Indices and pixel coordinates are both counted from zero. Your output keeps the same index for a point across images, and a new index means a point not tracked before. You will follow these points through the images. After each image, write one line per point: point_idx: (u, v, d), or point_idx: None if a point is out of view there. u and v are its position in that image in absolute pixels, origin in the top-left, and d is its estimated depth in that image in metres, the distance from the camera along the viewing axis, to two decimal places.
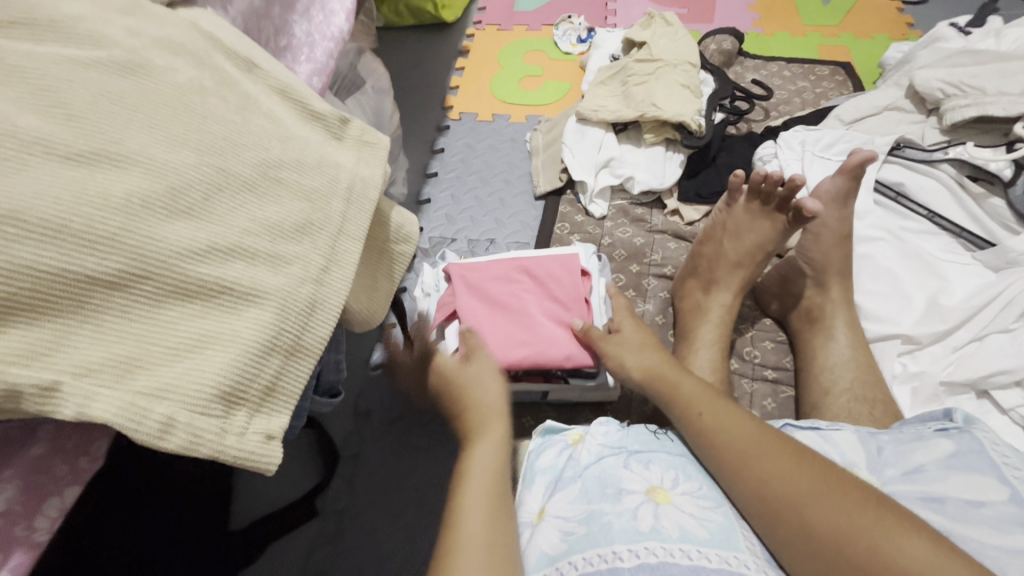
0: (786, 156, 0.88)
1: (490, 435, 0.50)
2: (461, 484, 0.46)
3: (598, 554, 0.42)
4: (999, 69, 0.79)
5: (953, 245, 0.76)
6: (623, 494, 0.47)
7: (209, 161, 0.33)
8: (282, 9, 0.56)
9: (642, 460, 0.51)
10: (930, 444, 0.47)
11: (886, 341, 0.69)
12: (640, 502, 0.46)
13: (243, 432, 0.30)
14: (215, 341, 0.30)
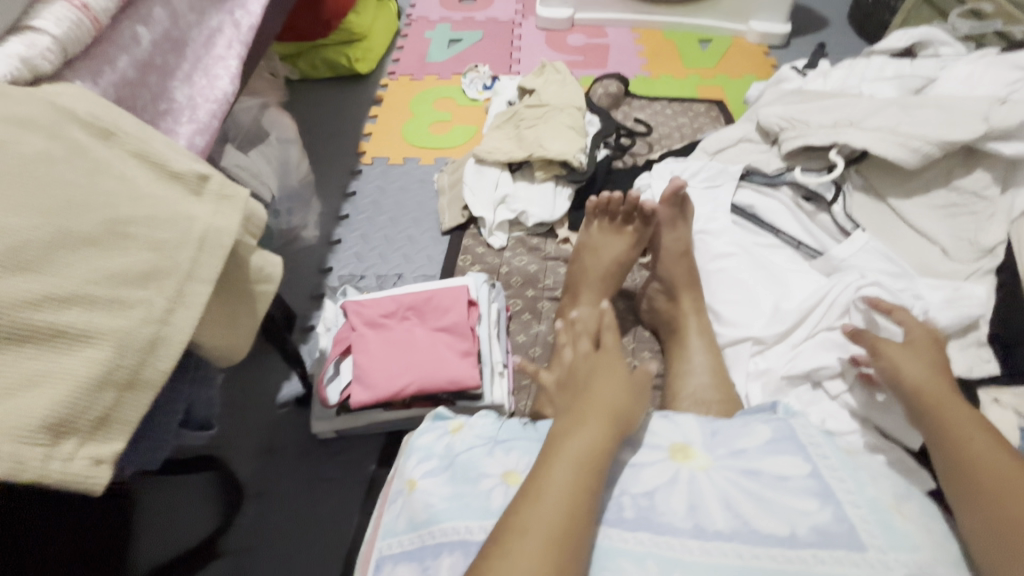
0: (658, 185, 0.97)
1: (591, 425, 0.46)
2: (553, 467, 0.43)
3: (452, 526, 0.45)
4: (821, 104, 0.92)
5: (795, 257, 0.85)
6: (482, 476, 0.49)
7: (52, 221, 0.37)
8: (161, 77, 0.61)
9: (506, 447, 0.51)
10: (754, 431, 0.49)
11: (738, 345, 0.78)
12: (495, 485, 0.48)
13: (71, 458, 0.34)
14: (46, 378, 0.33)
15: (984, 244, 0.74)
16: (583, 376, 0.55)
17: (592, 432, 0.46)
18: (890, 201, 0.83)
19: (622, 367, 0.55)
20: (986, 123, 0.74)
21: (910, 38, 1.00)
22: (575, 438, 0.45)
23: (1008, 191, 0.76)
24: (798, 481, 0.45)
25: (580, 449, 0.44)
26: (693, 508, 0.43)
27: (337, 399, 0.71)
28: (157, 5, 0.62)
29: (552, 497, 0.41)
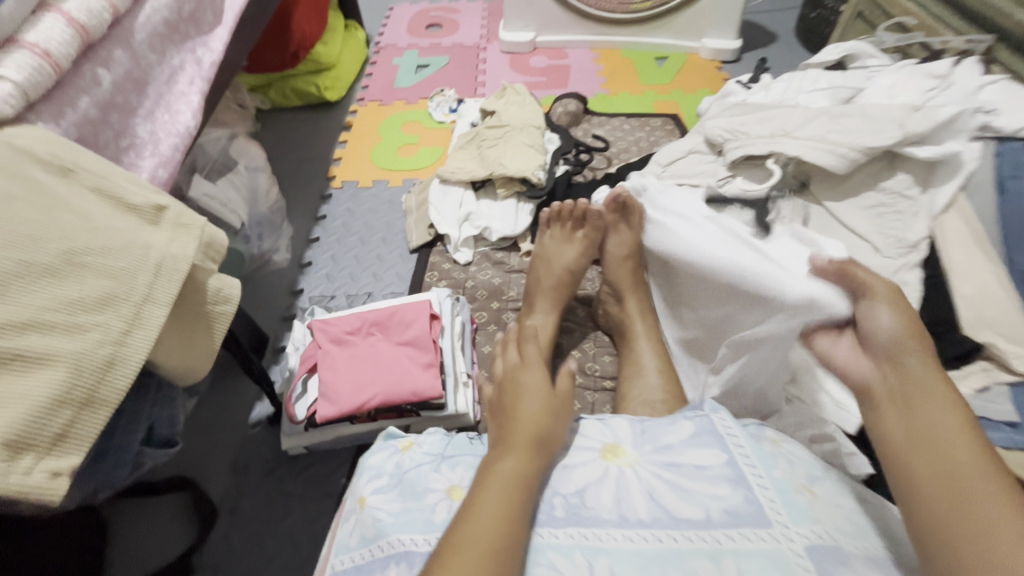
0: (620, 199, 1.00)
1: (515, 451, 0.50)
2: (481, 491, 0.47)
3: (399, 539, 0.52)
4: (759, 117, 0.98)
5: None
6: (427, 492, 0.56)
7: (11, 255, 0.40)
8: (124, 115, 0.65)
9: (450, 463, 0.59)
10: (678, 427, 0.53)
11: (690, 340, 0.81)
12: (439, 499, 0.55)
13: (30, 471, 0.36)
14: (7, 399, 0.36)
15: (909, 241, 0.80)
16: (506, 395, 0.59)
17: (519, 443, 0.51)
18: (825, 205, 0.88)
19: (546, 381, 0.60)
20: (901, 130, 0.80)
21: (840, 52, 1.07)
22: (507, 449, 0.51)
23: (928, 191, 0.82)
24: (720, 471, 0.48)
25: (506, 460, 0.49)
26: (617, 501, 0.47)
27: (304, 415, 0.73)
28: (119, 48, 0.66)
29: (486, 504, 0.45)
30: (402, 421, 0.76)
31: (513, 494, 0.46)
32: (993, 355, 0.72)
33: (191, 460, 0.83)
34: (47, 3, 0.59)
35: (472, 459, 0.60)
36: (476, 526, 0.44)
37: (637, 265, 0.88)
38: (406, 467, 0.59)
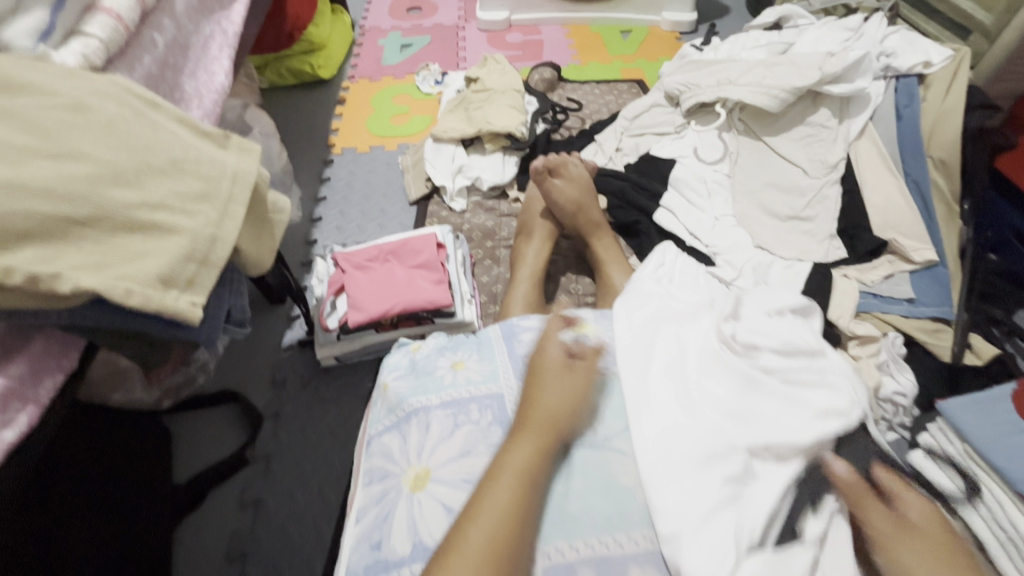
0: (598, 156, 1.17)
1: (524, 441, 0.52)
2: (491, 482, 0.49)
3: (419, 399, 0.65)
4: (709, 70, 1.13)
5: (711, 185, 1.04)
6: (436, 369, 0.69)
7: (137, 157, 0.53)
8: (174, 73, 0.77)
9: (453, 349, 0.72)
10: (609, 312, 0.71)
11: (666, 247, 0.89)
12: (447, 371, 0.68)
13: (177, 302, 0.49)
14: (153, 253, 0.49)
15: (830, 163, 0.96)
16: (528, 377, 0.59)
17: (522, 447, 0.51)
18: (765, 140, 1.04)
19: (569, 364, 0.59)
20: (819, 71, 0.96)
21: (776, 14, 1.23)
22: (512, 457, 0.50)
23: (844, 123, 0.99)
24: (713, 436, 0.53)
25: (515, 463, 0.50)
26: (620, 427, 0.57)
27: (336, 324, 0.87)
28: (165, 17, 0.78)
29: (493, 505, 0.47)
30: (419, 329, 0.90)
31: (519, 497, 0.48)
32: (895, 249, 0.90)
33: (233, 380, 0.94)
34: None
35: (471, 346, 0.72)
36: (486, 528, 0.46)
37: (584, 213, 1.00)
38: (417, 358, 0.72)
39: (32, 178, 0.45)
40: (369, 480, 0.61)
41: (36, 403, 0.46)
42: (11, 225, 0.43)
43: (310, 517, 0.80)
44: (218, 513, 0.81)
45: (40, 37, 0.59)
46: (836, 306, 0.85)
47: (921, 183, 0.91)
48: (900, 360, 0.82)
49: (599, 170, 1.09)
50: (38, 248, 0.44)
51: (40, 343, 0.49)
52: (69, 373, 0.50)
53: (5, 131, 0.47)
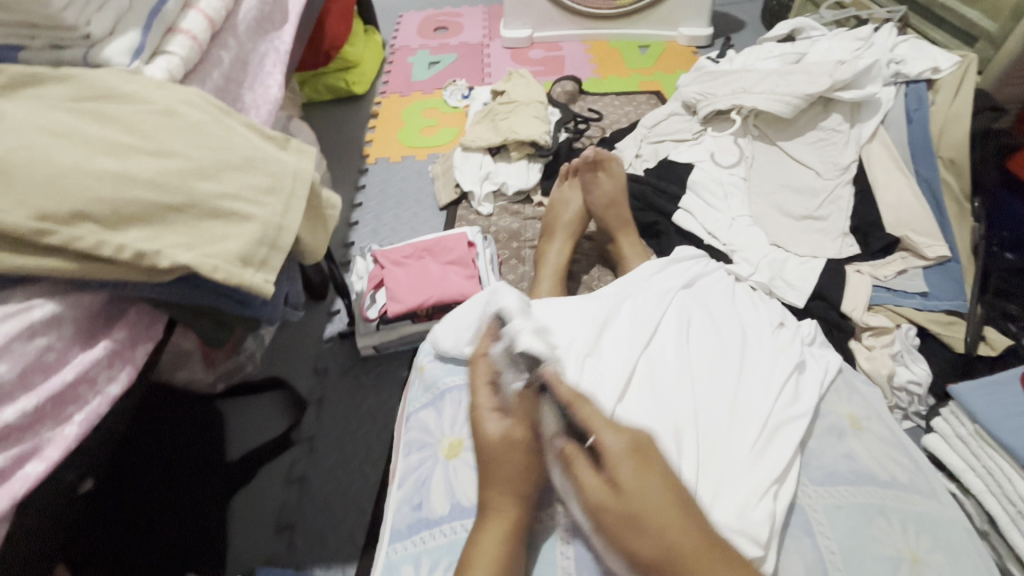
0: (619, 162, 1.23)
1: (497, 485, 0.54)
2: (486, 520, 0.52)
3: (452, 378, 0.71)
4: (724, 80, 1.19)
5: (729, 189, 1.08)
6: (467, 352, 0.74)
7: (218, 155, 0.60)
8: (236, 86, 0.86)
9: None
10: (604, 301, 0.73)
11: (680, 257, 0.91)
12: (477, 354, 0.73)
13: (253, 278, 0.56)
14: (232, 236, 0.56)
15: (843, 164, 1.01)
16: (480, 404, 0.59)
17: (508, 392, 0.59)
18: (779, 144, 1.09)
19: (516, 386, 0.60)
20: (830, 78, 1.01)
21: (789, 27, 1.28)
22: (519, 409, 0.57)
23: (856, 127, 1.04)
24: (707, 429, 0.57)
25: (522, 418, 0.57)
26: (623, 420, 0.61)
27: (376, 315, 0.94)
28: (230, 37, 0.87)
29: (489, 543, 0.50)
30: None
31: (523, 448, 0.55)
32: (907, 246, 0.94)
33: (278, 368, 1.00)
34: (187, 2, 0.80)
35: None
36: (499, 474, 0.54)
37: (618, 210, 1.06)
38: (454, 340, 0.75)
39: (138, 171, 0.53)
40: (407, 450, 0.66)
41: (132, 364, 0.53)
42: (121, 209, 0.50)
43: (352, 493, 0.85)
44: (264, 490, 0.85)
45: (133, 56, 0.67)
46: (849, 299, 0.89)
47: (932, 183, 0.95)
48: (913, 351, 0.85)
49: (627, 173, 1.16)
50: (142, 229, 0.51)
51: (136, 312, 0.56)
52: (154, 341, 0.57)
53: (113, 133, 0.55)
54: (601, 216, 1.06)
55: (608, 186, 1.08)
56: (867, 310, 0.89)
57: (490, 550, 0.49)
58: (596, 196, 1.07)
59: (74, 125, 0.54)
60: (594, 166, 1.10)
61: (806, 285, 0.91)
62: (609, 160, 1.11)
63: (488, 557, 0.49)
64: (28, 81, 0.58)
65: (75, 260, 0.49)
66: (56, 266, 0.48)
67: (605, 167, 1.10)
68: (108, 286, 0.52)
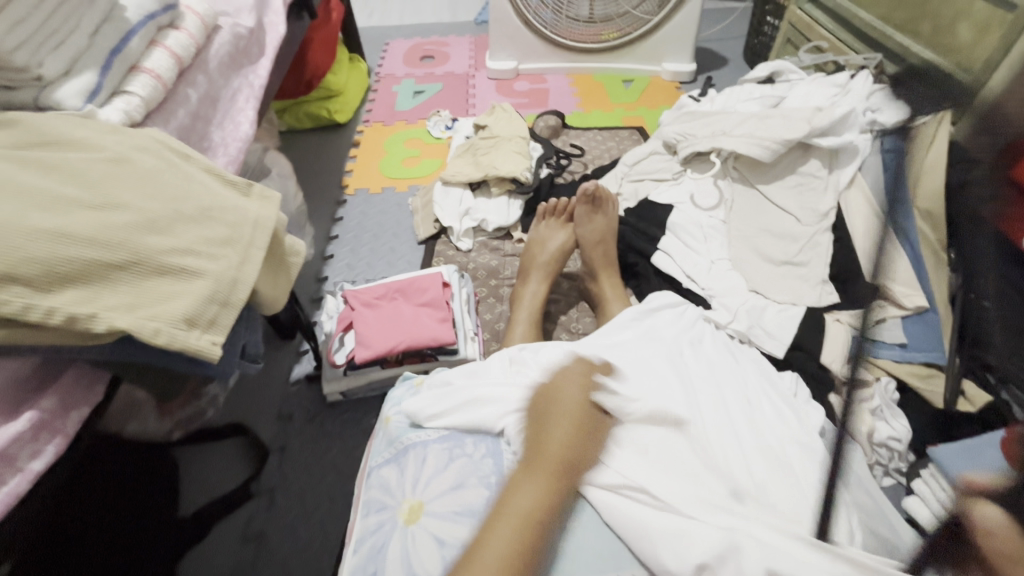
0: None
1: (530, 480, 0.54)
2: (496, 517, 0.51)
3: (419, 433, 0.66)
4: (704, 121, 1.20)
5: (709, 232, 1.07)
6: None
7: (170, 206, 0.57)
8: (204, 124, 0.83)
9: None
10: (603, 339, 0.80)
11: (659, 294, 0.89)
12: None
13: (200, 340, 0.53)
14: (180, 295, 0.53)
15: (821, 211, 1.01)
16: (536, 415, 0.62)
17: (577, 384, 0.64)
18: (758, 187, 1.09)
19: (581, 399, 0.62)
20: (809, 125, 1.01)
21: (768, 69, 1.30)
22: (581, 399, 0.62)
23: (834, 173, 1.04)
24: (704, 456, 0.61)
25: (583, 411, 0.61)
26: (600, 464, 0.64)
27: (344, 359, 0.91)
28: (199, 74, 0.85)
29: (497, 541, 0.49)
30: (423, 366, 0.93)
31: (578, 432, 0.59)
32: (886, 295, 0.93)
33: (242, 414, 0.96)
34: (153, 40, 0.78)
35: None
36: (552, 445, 0.57)
37: (607, 249, 1.06)
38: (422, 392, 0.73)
39: (77, 227, 0.50)
40: (366, 511, 0.60)
41: (64, 434, 0.49)
42: (55, 270, 0.47)
43: (310, 552, 0.81)
44: (217, 547, 0.81)
45: (87, 98, 0.64)
46: (828, 350, 0.88)
47: (908, 233, 0.94)
48: (893, 405, 0.84)
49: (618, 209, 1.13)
50: (76, 291, 0.48)
51: (72, 374, 0.52)
52: (95, 404, 0.54)
53: (54, 184, 0.52)
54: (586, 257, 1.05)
55: (601, 225, 1.08)
56: (846, 362, 0.87)
57: (525, 503, 0.52)
58: (586, 238, 1.06)
59: (12, 176, 0.51)
60: (592, 207, 1.09)
61: (785, 334, 0.90)
62: (603, 200, 1.10)
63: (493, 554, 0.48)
64: None
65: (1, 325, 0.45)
66: None
67: (599, 208, 1.09)
68: (40, 349, 0.49)
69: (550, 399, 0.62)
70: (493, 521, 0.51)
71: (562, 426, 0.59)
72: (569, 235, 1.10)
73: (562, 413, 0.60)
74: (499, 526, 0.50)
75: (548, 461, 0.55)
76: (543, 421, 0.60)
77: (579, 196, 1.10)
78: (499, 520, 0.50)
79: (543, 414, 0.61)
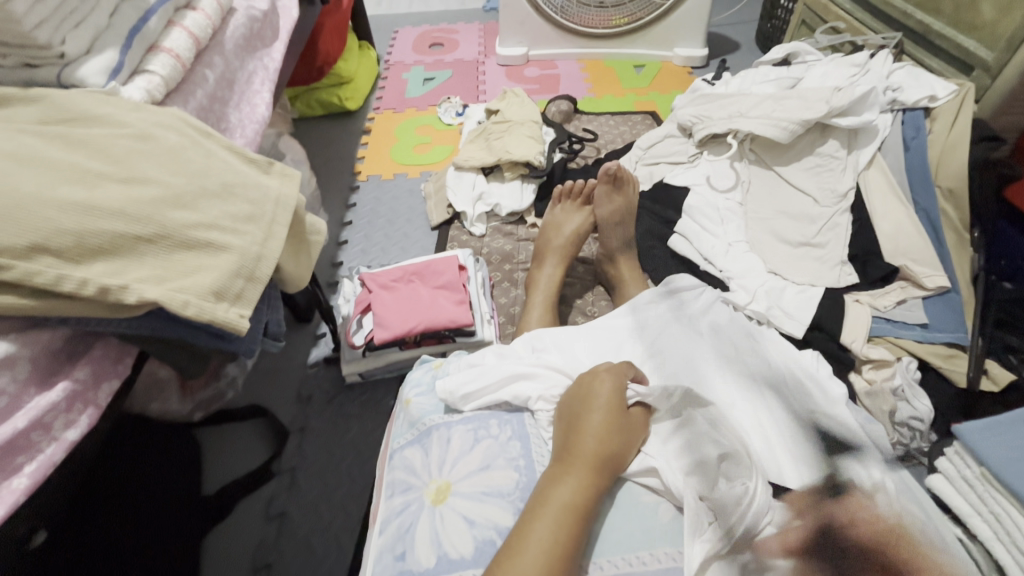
0: None
1: (574, 473, 0.53)
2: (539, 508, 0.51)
3: (441, 416, 0.66)
4: (720, 103, 1.18)
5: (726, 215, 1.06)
6: None
7: (194, 182, 0.58)
8: (222, 105, 0.83)
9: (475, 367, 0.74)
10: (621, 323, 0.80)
11: (677, 276, 0.88)
12: None
13: (227, 313, 0.53)
14: (207, 269, 0.53)
15: (841, 191, 0.99)
16: (571, 400, 0.61)
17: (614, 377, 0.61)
18: (776, 169, 1.08)
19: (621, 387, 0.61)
20: (828, 104, 1.00)
21: (785, 50, 1.28)
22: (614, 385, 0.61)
23: (853, 154, 1.03)
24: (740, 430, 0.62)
25: (620, 401, 0.59)
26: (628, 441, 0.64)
27: (362, 341, 0.91)
28: (215, 55, 0.85)
29: (539, 532, 0.49)
30: (440, 348, 0.93)
31: (613, 422, 0.57)
32: (906, 275, 0.92)
33: (261, 398, 0.97)
34: (171, 21, 0.78)
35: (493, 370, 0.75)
36: (591, 434, 0.56)
37: (626, 230, 1.05)
38: (442, 373, 0.73)
39: (105, 200, 0.50)
40: (391, 492, 0.61)
41: (95, 405, 0.50)
42: (86, 241, 0.47)
43: (333, 530, 0.81)
44: (242, 525, 0.82)
45: (109, 76, 0.65)
46: (849, 329, 0.87)
47: (930, 213, 0.93)
48: (915, 386, 0.81)
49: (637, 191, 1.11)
50: (107, 263, 0.48)
51: (102, 348, 0.52)
52: (124, 377, 0.54)
53: (81, 159, 0.52)
54: (603, 240, 1.05)
55: (619, 207, 1.07)
56: (867, 342, 0.87)
57: (565, 496, 0.52)
58: (604, 219, 1.05)
59: (41, 151, 0.51)
60: (610, 187, 1.08)
61: (805, 315, 0.89)
62: (622, 181, 1.08)
63: (539, 547, 0.48)
64: None
65: (34, 296, 0.46)
66: (11, 302, 0.45)
67: (617, 189, 1.08)
68: (71, 322, 0.49)
69: (581, 391, 0.61)
70: (533, 515, 0.51)
71: (600, 413, 0.57)
72: (588, 217, 1.09)
73: (601, 405, 0.58)
74: (542, 518, 0.50)
75: (586, 460, 0.54)
76: (582, 408, 0.59)
77: (598, 177, 1.08)
78: (540, 512, 0.51)
79: (577, 405, 0.59)
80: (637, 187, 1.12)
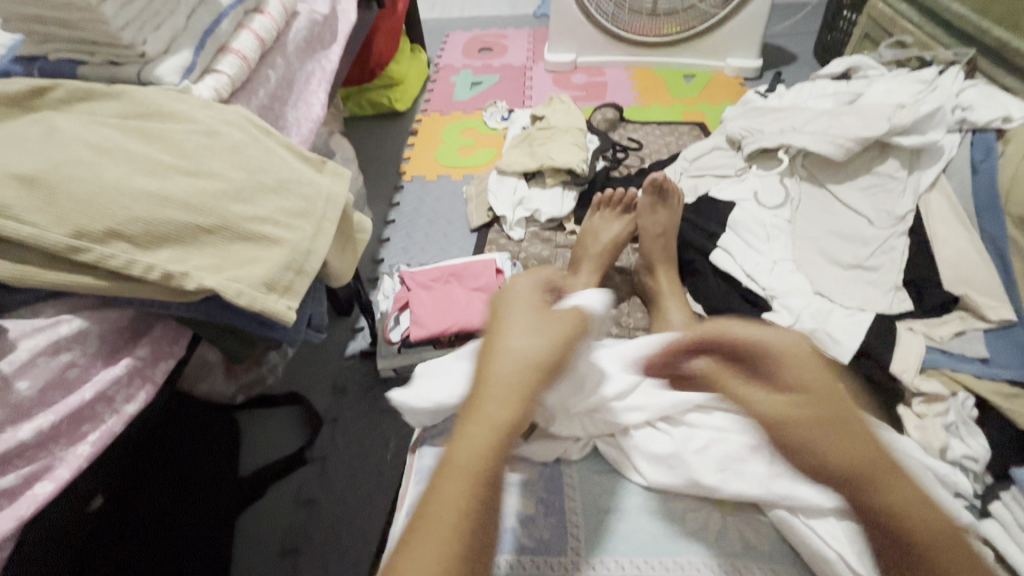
0: None
1: (491, 409, 0.49)
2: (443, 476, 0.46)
3: None
4: (771, 117, 1.15)
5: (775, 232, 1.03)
6: None
7: (254, 177, 0.61)
8: (281, 104, 0.87)
9: None
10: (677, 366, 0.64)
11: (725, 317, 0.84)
12: None
13: (277, 303, 0.55)
14: (261, 260, 0.56)
15: (898, 214, 0.95)
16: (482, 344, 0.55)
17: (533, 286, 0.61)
18: (828, 187, 1.04)
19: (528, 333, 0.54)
20: (888, 123, 0.96)
21: (844, 64, 1.24)
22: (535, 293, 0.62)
23: (914, 174, 0.98)
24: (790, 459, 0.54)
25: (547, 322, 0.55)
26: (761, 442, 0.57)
27: (399, 337, 0.94)
28: (278, 56, 0.89)
29: (447, 500, 0.44)
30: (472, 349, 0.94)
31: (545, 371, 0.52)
32: (967, 306, 0.86)
33: (299, 385, 1.00)
34: (240, 23, 0.82)
35: None
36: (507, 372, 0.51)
37: (667, 242, 1.02)
38: None
39: (173, 192, 0.53)
40: (419, 479, 0.62)
41: (152, 382, 0.53)
42: (154, 229, 0.51)
43: (360, 519, 0.84)
44: (274, 509, 0.85)
45: (183, 75, 0.69)
46: (899, 359, 0.83)
47: (997, 240, 0.87)
48: (972, 423, 0.75)
49: (682, 202, 1.09)
50: (170, 251, 0.51)
51: (161, 329, 0.56)
52: (178, 358, 0.57)
53: (153, 152, 0.56)
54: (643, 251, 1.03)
55: (663, 218, 1.04)
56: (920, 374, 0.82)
57: (483, 438, 0.48)
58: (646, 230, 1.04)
59: (121, 143, 0.55)
60: (654, 198, 1.05)
61: (852, 340, 0.85)
62: (665, 193, 1.06)
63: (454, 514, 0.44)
64: (83, 97, 0.60)
65: (108, 278, 0.49)
66: (87, 283, 0.49)
67: (659, 200, 1.05)
68: (137, 304, 0.53)
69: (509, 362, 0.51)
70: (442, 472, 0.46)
71: (522, 345, 0.52)
72: (627, 226, 1.08)
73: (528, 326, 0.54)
74: (449, 476, 0.46)
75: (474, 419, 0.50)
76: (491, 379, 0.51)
77: (643, 187, 1.06)
78: (455, 470, 0.46)
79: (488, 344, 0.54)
80: (682, 197, 1.10)
